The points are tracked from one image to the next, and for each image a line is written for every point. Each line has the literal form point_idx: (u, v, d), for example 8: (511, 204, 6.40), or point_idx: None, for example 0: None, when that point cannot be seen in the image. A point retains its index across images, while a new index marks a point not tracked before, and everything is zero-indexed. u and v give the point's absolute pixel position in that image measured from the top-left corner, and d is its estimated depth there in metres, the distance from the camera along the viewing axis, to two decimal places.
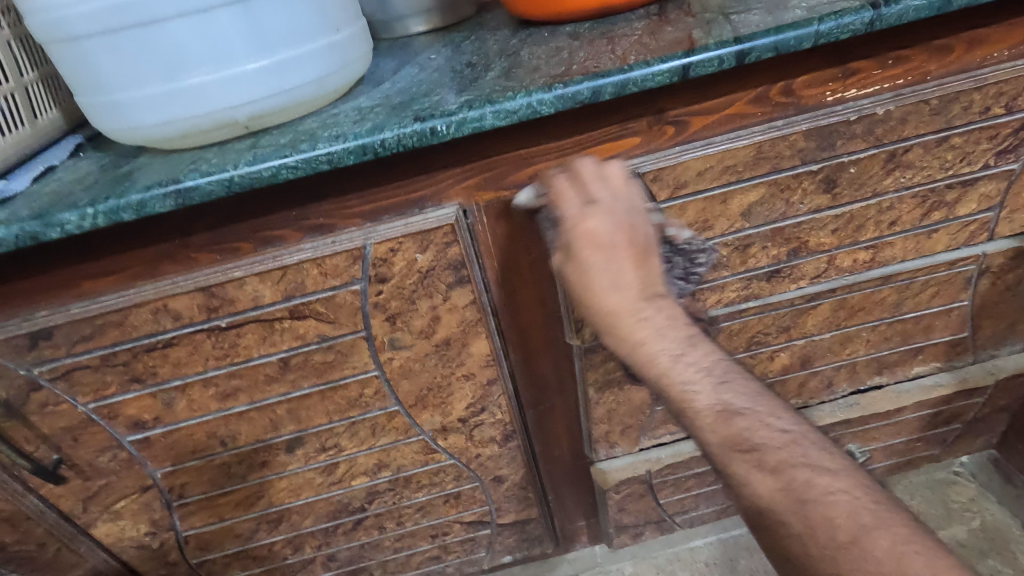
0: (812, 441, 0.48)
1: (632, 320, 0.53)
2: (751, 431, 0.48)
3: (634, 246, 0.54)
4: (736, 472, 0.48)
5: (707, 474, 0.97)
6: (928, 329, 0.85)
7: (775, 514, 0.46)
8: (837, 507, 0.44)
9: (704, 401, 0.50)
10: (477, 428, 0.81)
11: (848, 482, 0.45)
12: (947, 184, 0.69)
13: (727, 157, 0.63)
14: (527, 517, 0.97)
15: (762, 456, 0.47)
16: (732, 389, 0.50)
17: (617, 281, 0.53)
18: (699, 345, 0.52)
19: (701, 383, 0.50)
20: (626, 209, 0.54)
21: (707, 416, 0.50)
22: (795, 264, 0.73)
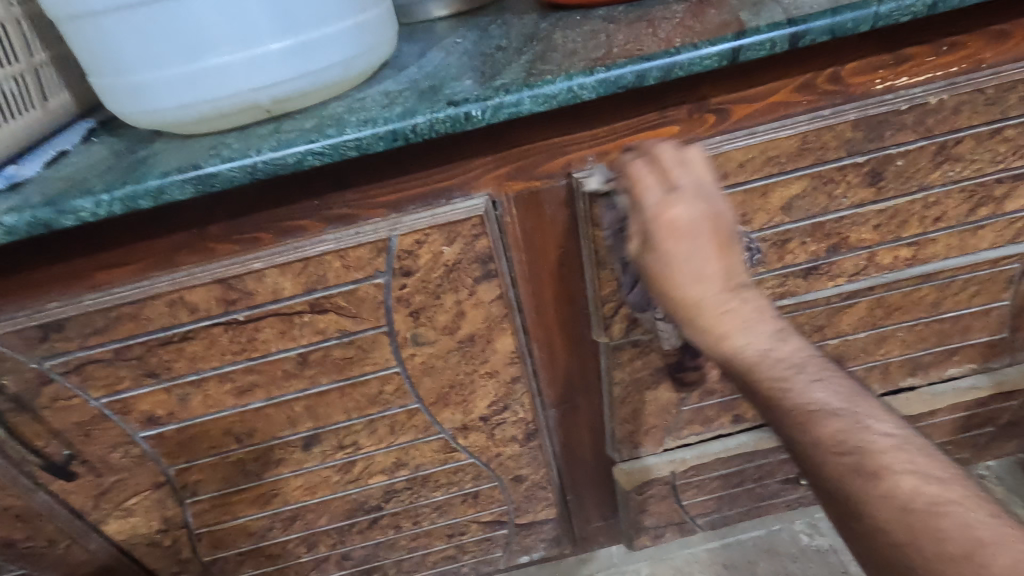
0: (918, 447, 0.43)
1: (713, 304, 0.50)
2: (848, 426, 0.44)
3: (717, 233, 0.50)
4: (828, 474, 0.43)
5: (732, 476, 0.94)
6: (965, 330, 0.82)
7: (875, 524, 0.40)
8: (948, 518, 0.38)
9: (794, 394, 0.46)
10: (499, 427, 0.79)
11: (958, 492, 0.40)
12: (997, 179, 0.66)
13: (770, 148, 0.60)
14: (546, 517, 0.95)
15: (862, 459, 0.42)
16: (828, 385, 0.46)
17: (699, 267, 0.50)
18: (793, 338, 0.50)
19: (792, 375, 0.47)
20: (710, 196, 0.51)
21: (795, 408, 0.46)
22: (833, 261, 0.70)
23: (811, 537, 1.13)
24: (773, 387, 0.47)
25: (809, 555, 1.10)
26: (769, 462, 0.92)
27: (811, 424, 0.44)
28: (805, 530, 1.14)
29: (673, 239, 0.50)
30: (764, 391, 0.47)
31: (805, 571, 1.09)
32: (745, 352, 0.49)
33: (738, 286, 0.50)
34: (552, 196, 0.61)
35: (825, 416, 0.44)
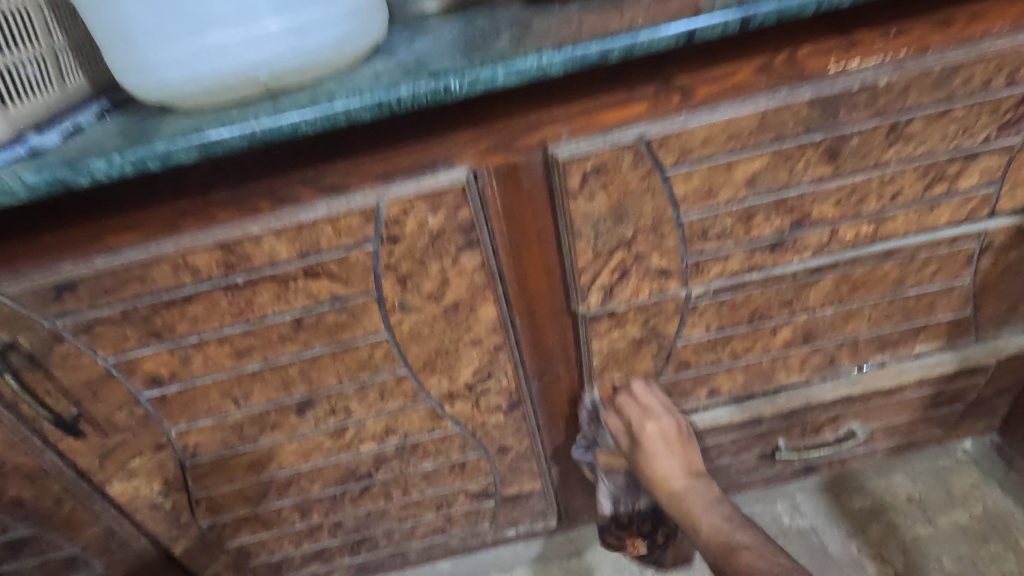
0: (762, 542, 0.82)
1: (677, 489, 0.89)
2: (722, 522, 0.85)
3: (678, 473, 0.88)
4: (716, 547, 0.82)
5: (709, 450, 0.97)
6: (930, 307, 0.86)
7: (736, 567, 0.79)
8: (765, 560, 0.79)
9: (718, 533, 0.84)
10: (483, 395, 0.83)
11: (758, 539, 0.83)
12: (949, 157, 0.71)
13: (732, 125, 0.64)
14: (531, 490, 0.98)
15: (738, 545, 0.81)
16: (729, 522, 0.85)
17: (664, 473, 0.88)
18: (716, 501, 0.88)
19: (725, 540, 0.83)
20: (671, 466, 0.88)
21: (723, 544, 0.82)
22: (798, 236, 0.75)
23: (791, 518, 1.17)
24: (699, 514, 0.86)
25: (789, 535, 1.15)
26: (744, 435, 0.95)
27: (724, 540, 0.82)
28: (786, 511, 1.18)
29: (656, 453, 0.87)
30: (693, 521, 0.86)
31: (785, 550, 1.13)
32: (688, 517, 0.86)
33: (687, 494, 0.88)
34: (529, 170, 0.66)
35: (718, 521, 0.85)
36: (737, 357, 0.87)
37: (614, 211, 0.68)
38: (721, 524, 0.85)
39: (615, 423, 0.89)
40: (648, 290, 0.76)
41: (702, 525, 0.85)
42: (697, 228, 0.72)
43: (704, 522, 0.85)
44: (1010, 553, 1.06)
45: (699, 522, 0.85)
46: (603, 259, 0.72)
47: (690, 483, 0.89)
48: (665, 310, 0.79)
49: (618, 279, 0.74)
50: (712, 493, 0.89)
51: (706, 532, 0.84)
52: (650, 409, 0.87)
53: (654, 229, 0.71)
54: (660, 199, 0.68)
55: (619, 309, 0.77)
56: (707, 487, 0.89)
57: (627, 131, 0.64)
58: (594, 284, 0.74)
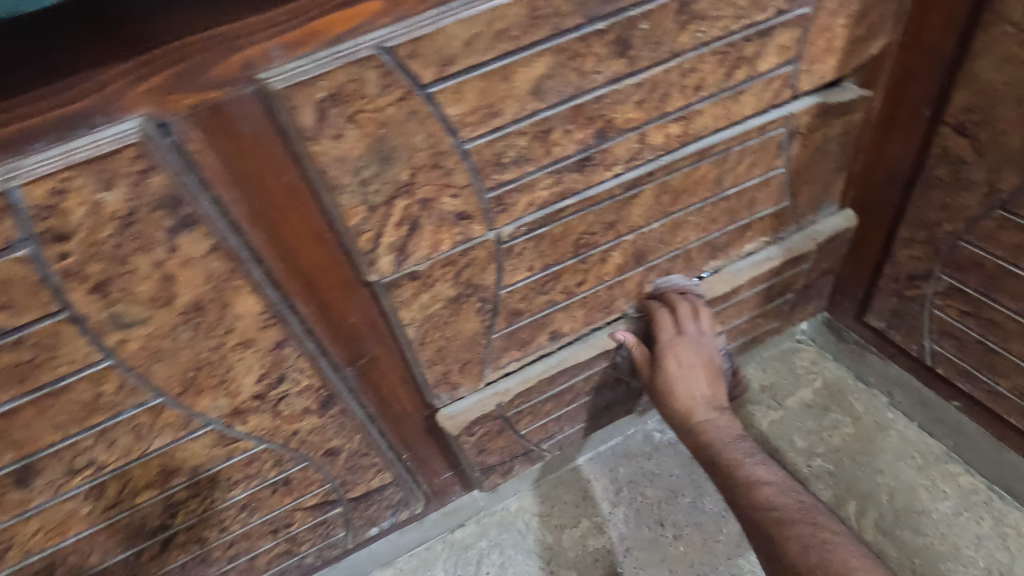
0: (804, 508, 0.70)
1: (720, 445, 0.81)
2: (775, 492, 0.73)
3: (725, 435, 0.82)
4: (760, 526, 0.70)
5: (564, 395, 0.89)
6: (751, 204, 0.83)
7: (784, 539, 0.67)
8: (831, 548, 0.64)
9: (756, 487, 0.74)
10: (283, 402, 0.68)
11: (817, 522, 0.68)
12: (745, 37, 0.63)
13: (496, 18, 0.51)
14: (382, 483, 0.87)
15: (779, 513, 0.70)
16: (772, 489, 0.73)
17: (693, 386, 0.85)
18: (761, 462, 0.78)
19: (756, 478, 0.75)
20: (714, 421, 0.84)
21: (741, 475, 0.76)
22: (604, 149, 0.65)
23: (662, 432, 1.18)
24: (751, 479, 0.75)
25: (662, 451, 1.16)
26: (596, 372, 0.89)
27: (780, 523, 0.69)
28: (657, 427, 1.18)
29: (678, 376, 0.84)
30: (731, 480, 0.76)
31: (660, 466, 1.14)
32: (741, 477, 0.75)
33: (719, 431, 0.82)
34: (242, 109, 0.48)
35: (766, 492, 0.73)
36: (571, 294, 0.78)
37: (375, 149, 0.53)
38: (768, 497, 0.72)
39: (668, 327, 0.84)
40: (450, 240, 0.63)
41: (765, 511, 0.70)
42: (487, 156, 0.59)
43: (760, 488, 0.73)
44: (848, 418, 1.13)
45: (745, 482, 0.75)
46: (381, 213, 0.58)
47: (757, 467, 0.77)
48: (477, 259, 0.67)
49: (408, 234, 0.61)
50: (753, 456, 0.79)
51: (756, 505, 0.72)
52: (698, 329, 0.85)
53: (435, 165, 0.57)
54: (432, 126, 0.54)
55: (421, 269, 0.64)
56: (768, 463, 0.78)
57: (362, 42, 0.48)
58: (380, 245, 0.60)
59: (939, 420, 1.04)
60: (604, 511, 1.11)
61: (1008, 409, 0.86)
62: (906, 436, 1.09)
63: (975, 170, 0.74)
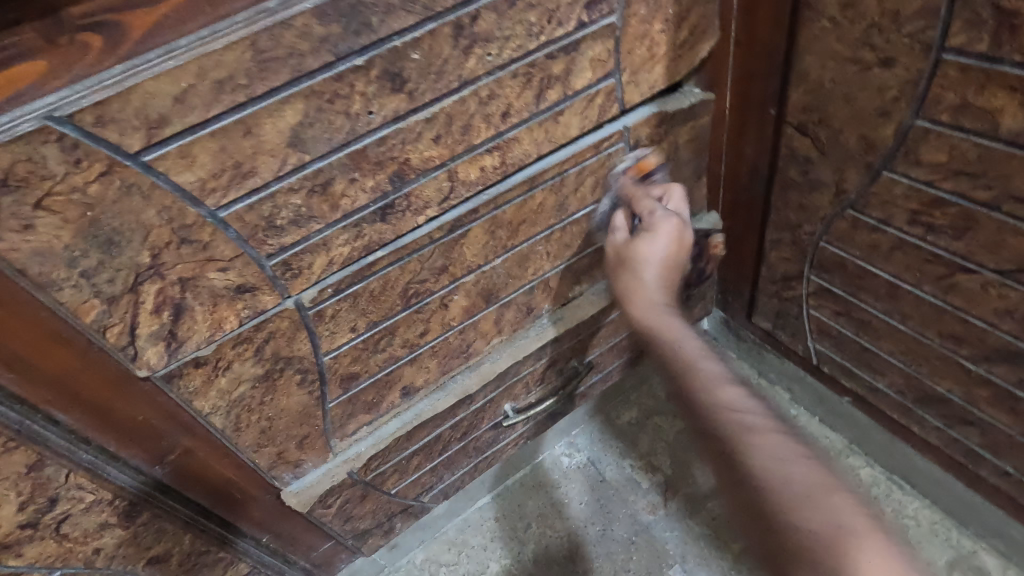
0: (762, 427, 0.57)
1: (704, 370, 0.63)
2: (770, 450, 0.55)
3: (694, 353, 0.65)
4: (725, 429, 0.58)
5: (433, 445, 0.82)
6: (606, 223, 0.77)
7: (746, 459, 0.55)
8: (785, 460, 0.54)
9: (746, 437, 0.57)
10: (68, 522, 0.58)
11: (772, 449, 0.55)
12: (547, 54, 0.57)
13: (211, 66, 0.42)
14: (239, 575, 0.77)
15: (744, 422, 0.58)
16: (782, 441, 0.56)
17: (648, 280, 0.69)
18: (777, 428, 0.57)
19: (748, 425, 0.58)
20: (686, 337, 0.67)
21: (696, 376, 0.63)
22: (407, 193, 0.57)
23: (570, 457, 1.12)
24: (721, 411, 0.59)
25: (570, 477, 1.10)
26: (464, 417, 0.82)
27: (761, 461, 0.54)
28: (564, 451, 1.12)
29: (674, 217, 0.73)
30: (716, 429, 0.58)
31: (568, 493, 1.08)
32: (715, 408, 0.59)
33: (671, 330, 0.67)
34: None
35: (733, 410, 0.59)
36: (416, 345, 0.70)
37: (90, 236, 0.44)
38: (756, 438, 0.56)
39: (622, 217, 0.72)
40: (234, 316, 0.54)
41: (749, 467, 0.55)
42: (254, 221, 0.50)
43: (731, 417, 0.58)
44: None
45: (735, 435, 0.57)
46: (126, 304, 0.48)
47: (739, 401, 0.60)
48: (280, 331, 0.58)
49: (174, 321, 0.51)
50: (756, 424, 0.58)
51: (736, 444, 0.56)
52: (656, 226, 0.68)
53: (185, 241, 0.48)
54: (162, 199, 0.45)
55: (206, 353, 0.55)
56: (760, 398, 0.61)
57: (26, 112, 0.38)
58: (138, 337, 0.50)
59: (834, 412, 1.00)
60: (512, 551, 1.04)
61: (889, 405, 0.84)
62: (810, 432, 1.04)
63: (821, 170, 0.70)
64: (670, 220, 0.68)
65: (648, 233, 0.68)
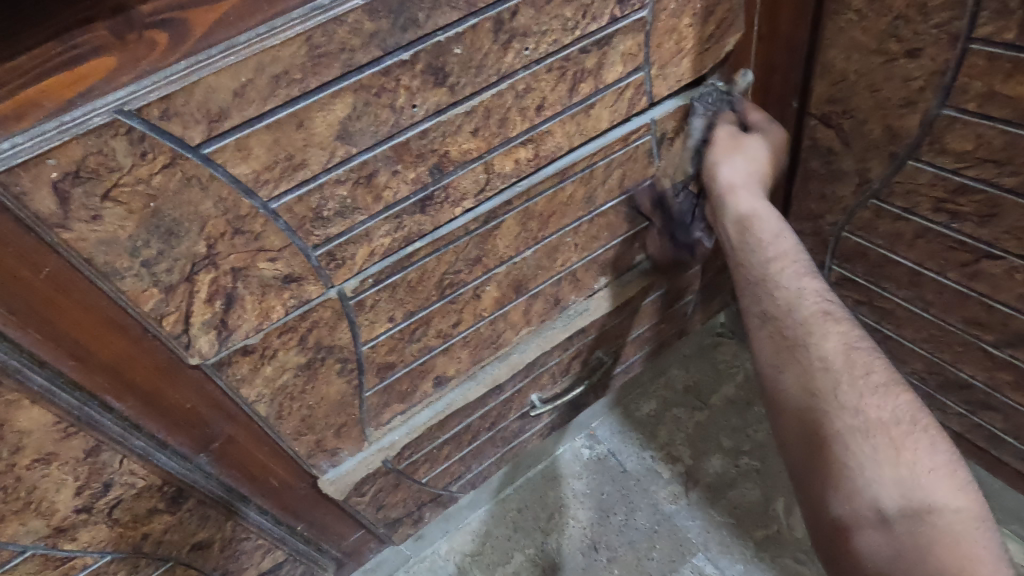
0: (832, 389, 0.60)
1: (782, 290, 0.67)
2: (844, 341, 0.62)
3: (792, 272, 0.67)
4: (808, 379, 0.61)
5: (463, 435, 0.84)
6: (631, 215, 0.79)
7: (832, 410, 0.58)
8: (885, 408, 0.57)
9: (829, 380, 0.60)
10: (119, 507, 0.59)
11: (864, 418, 0.57)
12: (581, 49, 0.58)
13: (269, 63, 0.44)
14: (274, 562, 0.79)
15: (832, 371, 0.60)
16: (841, 335, 0.63)
17: (738, 175, 0.72)
18: (839, 324, 0.63)
19: (833, 369, 0.61)
20: (796, 281, 0.67)
21: (805, 330, 0.63)
22: (446, 185, 0.59)
23: (591, 448, 1.13)
24: (800, 301, 0.65)
25: (591, 468, 1.11)
26: (493, 406, 0.84)
27: (839, 399, 0.59)
28: (585, 443, 1.14)
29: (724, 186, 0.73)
30: (795, 326, 0.64)
31: (590, 484, 1.09)
32: (796, 300, 0.65)
33: (755, 208, 0.71)
34: None
35: (806, 302, 0.65)
36: (449, 335, 0.72)
37: (152, 226, 0.46)
38: (850, 354, 0.61)
39: (724, 133, 0.74)
40: (281, 306, 0.56)
41: (808, 393, 0.60)
42: (302, 212, 0.52)
43: (804, 308, 0.65)
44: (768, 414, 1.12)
45: (805, 328, 0.64)
46: (181, 292, 0.50)
47: (807, 287, 0.66)
48: (322, 320, 0.60)
49: (226, 309, 0.53)
50: (851, 340, 0.62)
51: (815, 350, 0.62)
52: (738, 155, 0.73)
53: (238, 232, 0.50)
54: (219, 191, 0.47)
55: (254, 341, 0.57)
56: (823, 286, 0.67)
57: (97, 106, 0.40)
58: (192, 325, 0.52)
59: None
60: (536, 541, 1.05)
61: (911, 392, 0.85)
62: None
63: (844, 160, 0.71)
64: (750, 143, 0.73)
65: (739, 146, 0.73)
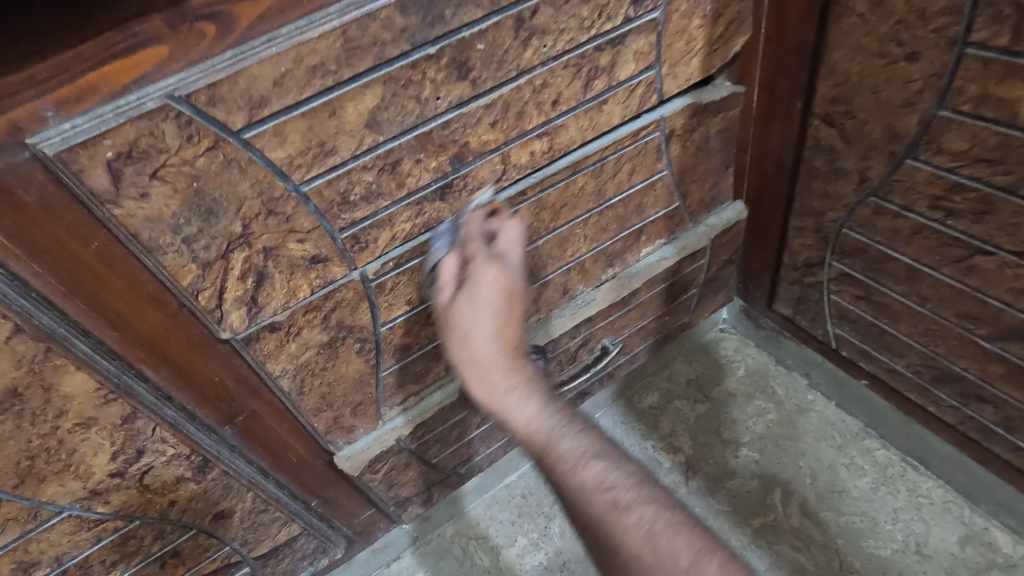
0: (621, 522, 0.52)
1: (528, 429, 0.58)
2: (647, 527, 0.51)
3: (522, 397, 0.59)
4: (595, 511, 0.53)
5: (472, 418, 0.87)
6: (640, 209, 0.82)
7: (628, 549, 0.51)
8: (668, 539, 0.51)
9: (615, 514, 0.52)
10: (149, 474, 0.63)
11: (654, 553, 0.50)
12: (596, 47, 0.61)
13: (306, 54, 0.47)
14: (289, 537, 0.82)
15: (615, 493, 0.53)
16: (659, 511, 0.53)
17: (478, 335, 0.61)
18: (654, 503, 0.53)
19: (618, 497, 0.53)
20: (540, 412, 0.59)
21: (557, 457, 0.56)
22: (465, 174, 0.62)
23: None
24: (588, 495, 0.54)
25: None
26: None
27: (626, 531, 0.51)
28: None
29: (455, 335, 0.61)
30: (595, 527, 0.53)
31: None
32: (583, 493, 0.54)
33: (513, 377, 0.60)
34: (22, 178, 0.43)
35: (597, 492, 0.54)
36: None
37: (194, 205, 0.49)
38: (655, 541, 0.51)
39: (449, 267, 0.63)
40: (307, 285, 0.59)
41: (609, 529, 0.52)
42: (331, 196, 0.55)
43: (597, 501, 0.53)
44: (771, 405, 1.11)
45: (610, 525, 0.52)
46: (217, 269, 0.53)
47: (609, 475, 0.55)
48: (344, 300, 0.63)
49: (256, 286, 0.56)
50: (653, 524, 0.51)
51: (619, 552, 0.51)
52: (479, 294, 0.61)
53: (271, 212, 0.53)
54: (256, 173, 0.50)
55: (281, 319, 0.60)
56: (614, 457, 0.56)
57: (151, 91, 0.43)
58: (225, 301, 0.55)
59: (849, 395, 1.05)
60: (540, 526, 1.08)
61: (907, 385, 0.88)
62: (826, 416, 1.08)
63: (846, 159, 0.74)
64: (487, 271, 0.62)
65: (469, 291, 0.62)
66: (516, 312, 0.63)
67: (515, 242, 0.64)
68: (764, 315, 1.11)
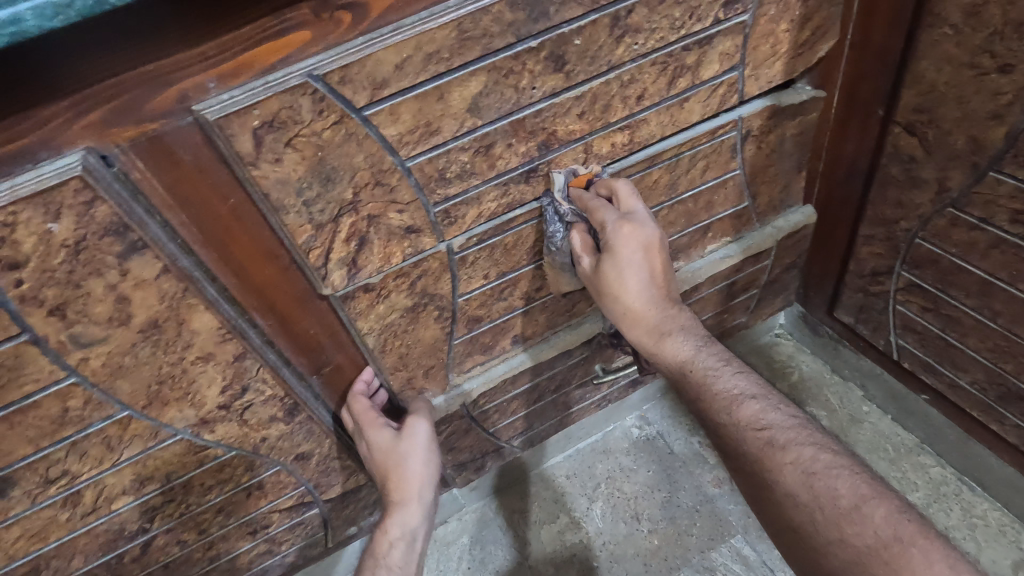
0: (773, 453, 0.61)
1: (681, 375, 0.69)
2: (805, 468, 0.59)
3: (660, 341, 0.70)
4: (753, 446, 0.62)
5: (530, 393, 0.93)
6: (709, 205, 0.84)
7: (779, 476, 0.60)
8: (840, 483, 0.57)
9: (773, 452, 0.61)
10: (249, 411, 0.71)
11: (802, 478, 0.58)
12: (684, 46, 0.64)
13: (425, 42, 0.52)
14: (355, 486, 0.90)
15: (773, 434, 0.62)
16: (817, 454, 0.60)
17: (627, 290, 0.69)
18: (825, 452, 0.60)
19: (776, 439, 0.61)
20: (691, 353, 0.69)
21: (711, 395, 0.66)
22: (549, 160, 0.67)
23: (640, 429, 1.20)
24: (745, 432, 0.63)
25: (639, 446, 1.18)
26: (560, 370, 0.92)
27: (770, 454, 0.61)
28: (636, 423, 1.21)
29: (609, 287, 0.70)
30: (750, 459, 0.62)
31: (637, 461, 1.16)
32: (740, 428, 0.63)
33: (667, 326, 0.70)
34: (183, 139, 0.50)
35: (753, 428, 0.63)
36: (531, 299, 0.80)
37: (316, 172, 0.55)
38: (815, 479, 0.58)
39: (578, 240, 0.72)
40: (400, 253, 0.65)
41: (757, 452, 0.62)
42: (430, 172, 0.61)
43: (755, 436, 0.62)
44: (823, 412, 1.10)
45: (769, 460, 0.61)
46: (328, 230, 0.60)
47: (765, 416, 0.63)
48: (430, 270, 0.69)
49: (358, 249, 0.63)
50: (813, 465, 0.59)
51: (775, 485, 0.60)
52: (618, 249, 0.67)
53: (378, 183, 0.59)
54: (370, 147, 0.56)
55: (374, 281, 0.66)
56: (770, 402, 0.65)
57: (294, 70, 0.50)
58: (330, 260, 0.62)
59: (909, 411, 1.03)
60: (582, 506, 1.12)
61: (970, 401, 0.87)
62: (880, 428, 1.07)
63: (925, 168, 0.74)
64: (623, 228, 0.66)
65: (612, 254, 0.68)
66: (656, 258, 0.69)
67: (633, 197, 0.69)
68: (824, 323, 1.10)
